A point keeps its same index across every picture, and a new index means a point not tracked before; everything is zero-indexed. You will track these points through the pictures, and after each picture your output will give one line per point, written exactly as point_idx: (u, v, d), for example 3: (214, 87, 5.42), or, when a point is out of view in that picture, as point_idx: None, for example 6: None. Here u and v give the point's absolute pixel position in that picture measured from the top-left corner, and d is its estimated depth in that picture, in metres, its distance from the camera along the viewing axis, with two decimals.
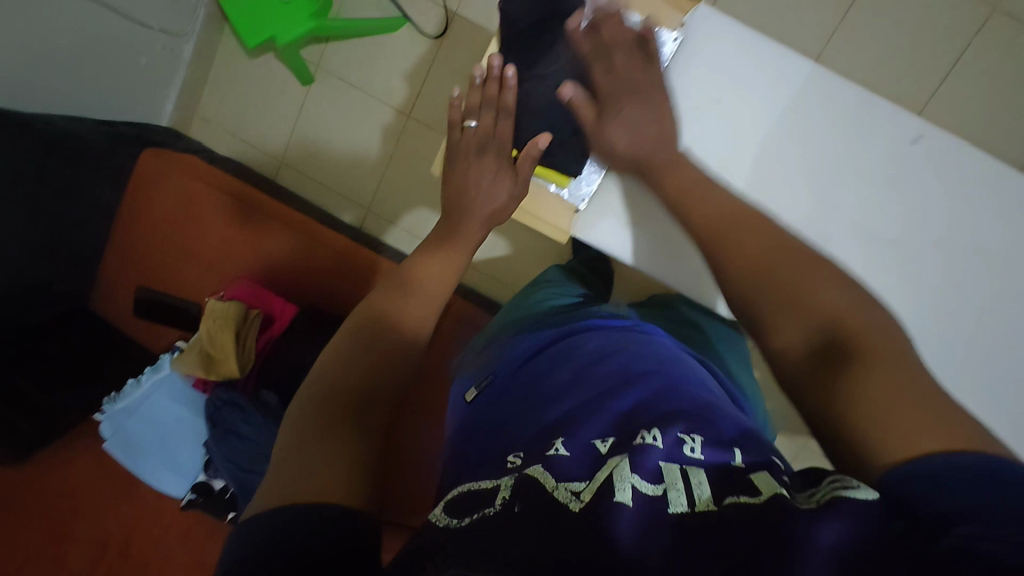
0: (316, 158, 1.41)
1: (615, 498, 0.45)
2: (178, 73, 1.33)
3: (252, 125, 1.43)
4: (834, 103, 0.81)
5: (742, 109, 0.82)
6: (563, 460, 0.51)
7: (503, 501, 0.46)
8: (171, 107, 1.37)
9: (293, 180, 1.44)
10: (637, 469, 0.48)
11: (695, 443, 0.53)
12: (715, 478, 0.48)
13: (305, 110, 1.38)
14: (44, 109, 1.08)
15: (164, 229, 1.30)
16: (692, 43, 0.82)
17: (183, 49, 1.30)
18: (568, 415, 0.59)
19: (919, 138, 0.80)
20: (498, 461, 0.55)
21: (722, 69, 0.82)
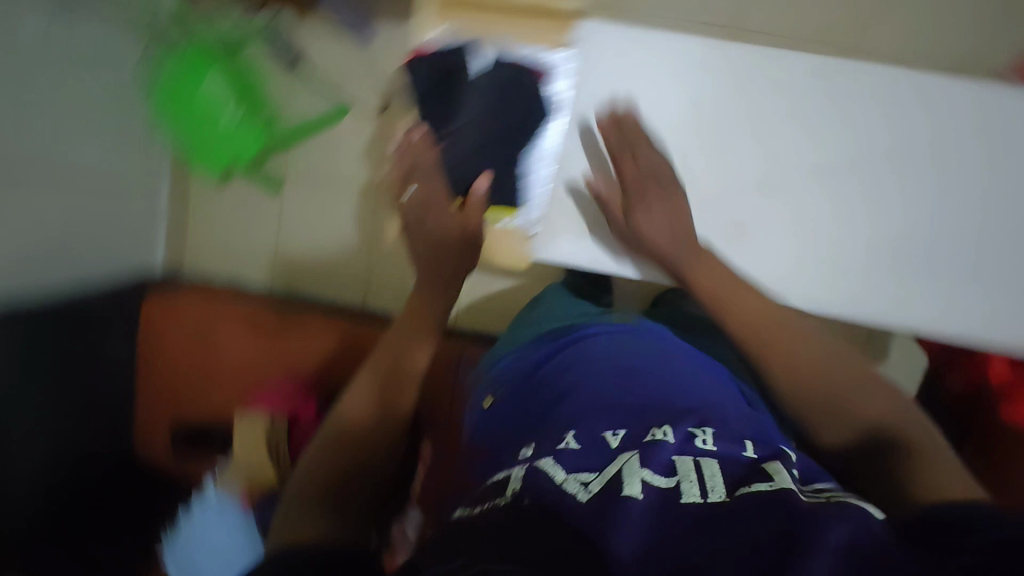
0: (310, 269, 1.42)
1: (624, 492, 0.50)
2: (159, 217, 1.40)
3: (239, 244, 1.44)
4: (755, 73, 0.93)
5: (659, 82, 0.94)
6: (570, 454, 0.57)
7: (512, 492, 0.52)
8: (160, 243, 1.41)
9: (306, 285, 1.44)
10: (646, 463, 0.54)
11: (705, 436, 0.59)
12: (727, 472, 0.53)
13: (284, 216, 1.40)
14: (47, 282, 1.16)
15: (190, 349, 1.29)
16: (587, 51, 0.94)
17: (158, 178, 1.36)
18: (569, 406, 0.67)
19: (820, 71, 0.92)
20: (514, 452, 0.63)
21: (622, 57, 0.94)
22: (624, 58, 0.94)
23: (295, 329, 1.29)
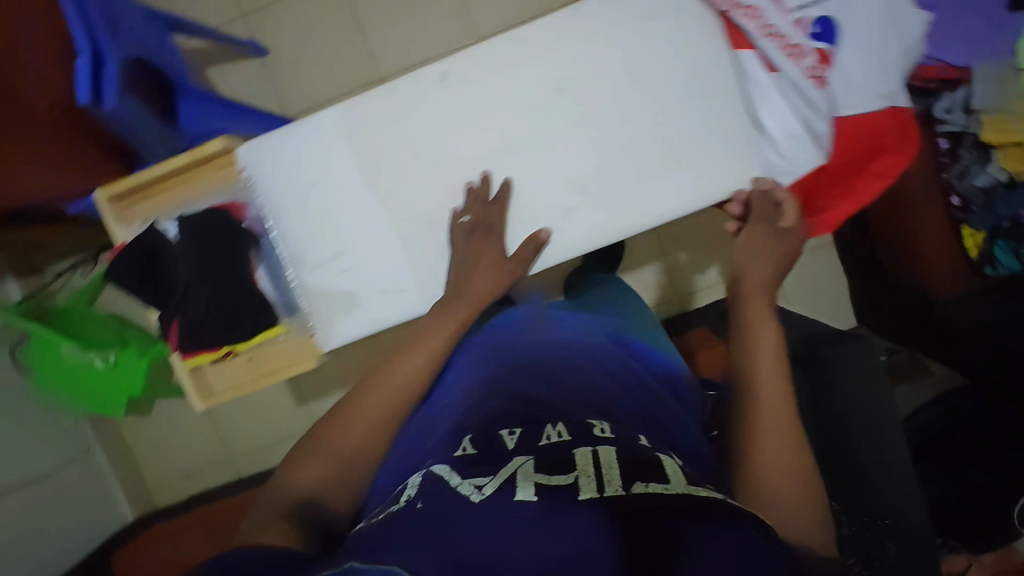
0: (253, 441, 1.48)
1: (518, 496, 0.48)
2: (111, 480, 1.42)
3: (188, 457, 1.49)
4: (394, 113, 0.71)
5: (342, 174, 0.71)
6: (467, 460, 0.55)
7: (406, 495, 0.51)
8: (126, 502, 1.43)
9: (251, 462, 1.49)
10: (541, 467, 0.53)
11: (603, 426, 0.60)
12: (626, 460, 0.53)
13: (220, 425, 1.48)
14: None
15: None
16: (259, 167, 0.71)
17: (98, 457, 1.40)
18: (490, 410, 0.63)
19: (446, 74, 0.70)
20: (449, 442, 0.59)
21: (280, 166, 0.71)
22: (296, 172, 0.71)
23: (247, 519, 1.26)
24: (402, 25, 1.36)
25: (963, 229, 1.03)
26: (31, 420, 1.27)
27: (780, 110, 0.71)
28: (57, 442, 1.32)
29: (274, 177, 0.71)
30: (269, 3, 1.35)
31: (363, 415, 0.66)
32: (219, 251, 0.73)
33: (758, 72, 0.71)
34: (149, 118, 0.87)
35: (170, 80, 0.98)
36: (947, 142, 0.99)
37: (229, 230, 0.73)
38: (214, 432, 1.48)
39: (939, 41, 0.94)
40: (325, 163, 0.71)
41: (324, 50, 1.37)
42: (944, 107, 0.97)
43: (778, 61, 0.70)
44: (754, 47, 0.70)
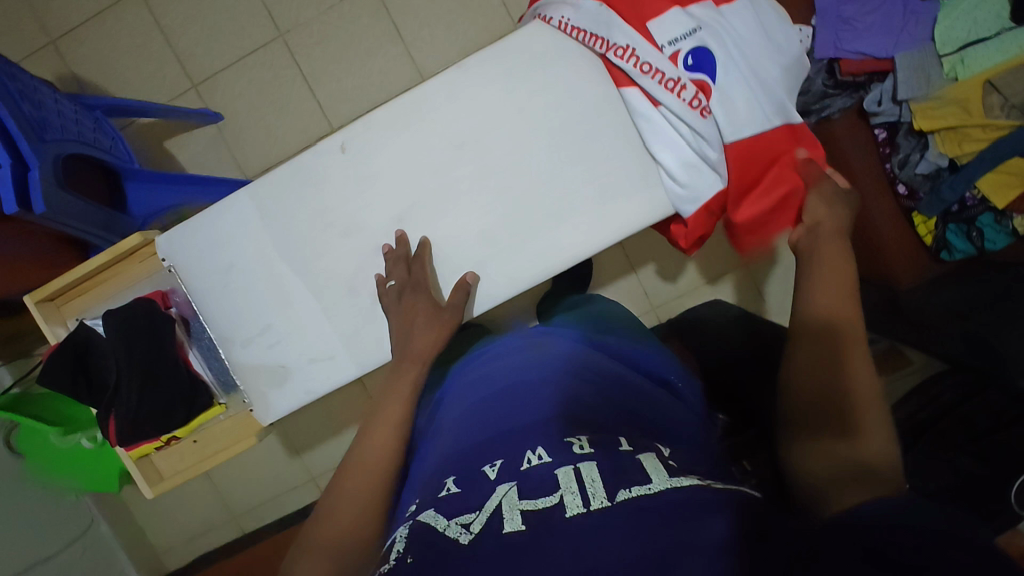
0: (252, 497, 1.49)
1: (505, 529, 0.47)
2: (118, 550, 1.44)
3: (192, 520, 1.51)
4: (308, 183, 0.75)
5: (259, 252, 0.76)
6: (450, 500, 0.53)
7: (398, 554, 0.48)
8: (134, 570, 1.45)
9: (255, 518, 1.50)
10: (524, 492, 0.50)
11: (581, 442, 0.56)
12: (607, 471, 0.51)
13: (219, 485, 1.49)
14: None
15: None
16: (182, 260, 0.76)
17: (102, 529, 1.43)
18: (470, 442, 0.61)
19: (345, 145, 0.75)
20: (434, 490, 0.56)
21: (204, 253, 0.76)
22: (218, 258, 0.76)
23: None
24: (348, 73, 1.39)
25: (914, 216, 1.01)
26: (31, 501, 1.30)
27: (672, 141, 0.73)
28: (58, 519, 1.35)
29: (198, 266, 0.76)
30: (218, 70, 1.39)
31: (354, 482, 0.64)
32: (141, 342, 0.76)
33: (644, 107, 0.73)
34: (97, 211, 0.92)
35: (115, 168, 1.04)
36: (884, 132, 1.00)
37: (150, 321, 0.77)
38: (214, 493, 1.49)
39: (859, 37, 0.94)
40: (242, 244, 0.76)
41: (277, 110, 1.40)
42: (874, 99, 0.97)
43: (657, 94, 0.71)
44: (635, 83, 0.73)
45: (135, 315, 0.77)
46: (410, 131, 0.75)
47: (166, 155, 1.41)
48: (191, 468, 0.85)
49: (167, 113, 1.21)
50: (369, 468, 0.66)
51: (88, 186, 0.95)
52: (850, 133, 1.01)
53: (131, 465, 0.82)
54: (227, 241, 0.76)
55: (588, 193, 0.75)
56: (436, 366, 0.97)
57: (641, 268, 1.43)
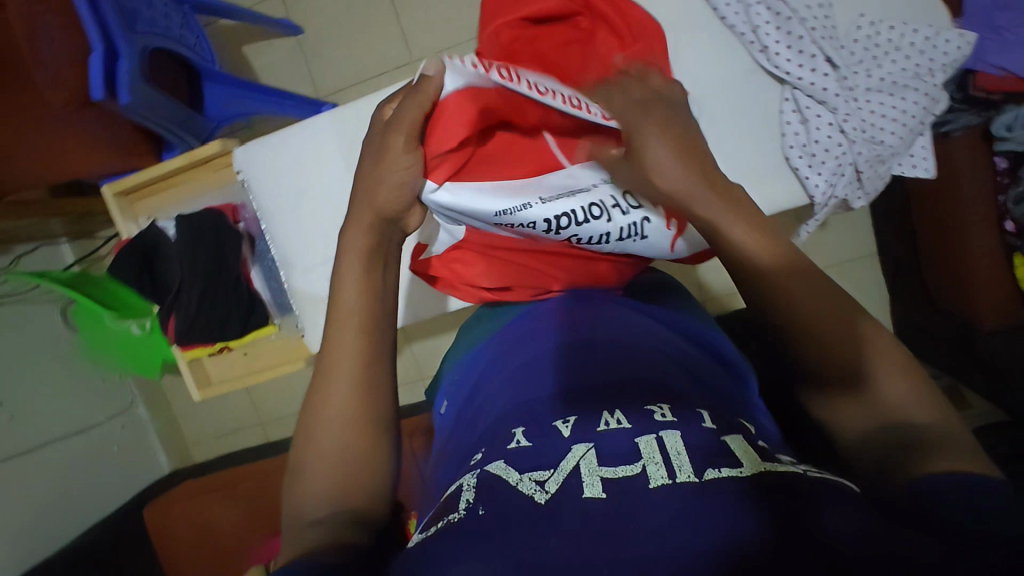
0: (277, 409, 1.52)
1: (585, 494, 0.39)
2: (151, 434, 1.52)
3: (220, 420, 1.57)
4: None
5: (336, 183, 0.75)
6: (523, 452, 0.45)
7: (469, 503, 0.42)
8: (164, 455, 1.53)
9: (279, 430, 1.54)
10: (604, 458, 0.42)
11: (664, 410, 0.47)
12: (697, 446, 0.42)
13: (250, 392, 1.53)
14: (67, 524, 1.26)
15: (198, 557, 1.28)
16: (258, 175, 0.76)
17: (140, 413, 1.50)
18: (507, 399, 0.55)
19: None
20: (503, 439, 0.48)
21: (288, 168, 0.75)
22: (296, 171, 0.75)
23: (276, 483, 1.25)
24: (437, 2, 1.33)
25: (1015, 257, 0.97)
26: (76, 376, 1.36)
27: (801, 135, 0.67)
28: (102, 397, 1.41)
29: (273, 180, 0.76)
30: None
31: (342, 376, 0.54)
32: (206, 251, 0.78)
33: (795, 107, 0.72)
34: (179, 111, 0.93)
35: (197, 68, 1.03)
36: (1006, 161, 0.95)
37: (218, 233, 0.79)
38: (245, 399, 1.54)
39: (1007, 50, 0.84)
40: (325, 170, 0.75)
41: (359, 31, 1.36)
42: (1005, 123, 0.90)
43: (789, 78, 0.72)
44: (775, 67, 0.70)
45: (205, 226, 0.79)
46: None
47: (245, 63, 1.40)
48: (237, 378, 0.88)
49: (247, 18, 1.19)
50: (348, 397, 0.54)
51: (169, 83, 0.94)
52: (969, 155, 0.96)
53: (186, 365, 0.86)
54: (304, 163, 0.75)
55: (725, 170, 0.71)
56: (462, 332, 0.84)
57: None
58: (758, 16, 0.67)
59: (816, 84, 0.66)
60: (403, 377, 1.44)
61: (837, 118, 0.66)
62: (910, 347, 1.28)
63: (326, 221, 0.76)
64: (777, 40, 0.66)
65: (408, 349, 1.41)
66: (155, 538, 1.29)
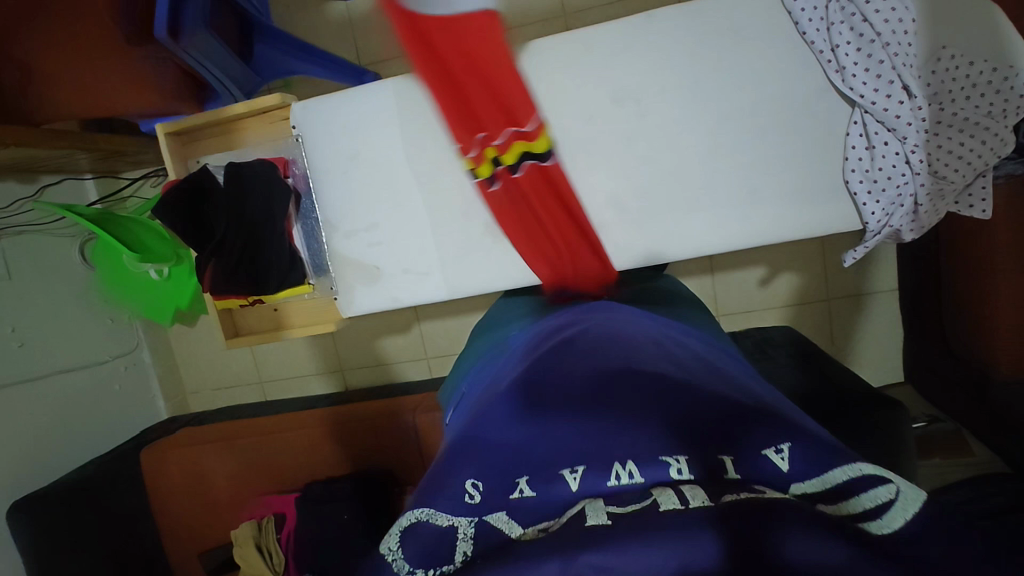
0: (278, 368, 1.51)
1: (587, 523, 0.38)
2: (152, 379, 1.51)
3: (220, 374, 1.55)
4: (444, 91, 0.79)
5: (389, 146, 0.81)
6: (527, 506, 0.43)
7: (466, 557, 0.42)
8: (163, 401, 1.52)
9: (279, 391, 1.53)
10: (610, 502, 0.41)
11: (682, 465, 0.43)
12: (712, 490, 0.41)
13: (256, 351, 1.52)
14: (60, 459, 1.26)
15: (190, 504, 1.30)
16: (314, 131, 0.83)
17: (142, 356, 1.49)
18: (509, 419, 0.49)
19: None
20: (506, 481, 0.44)
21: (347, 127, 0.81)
22: (353, 129, 0.81)
23: (271, 439, 1.25)
24: None
25: None
26: (85, 312, 1.36)
27: (865, 160, 0.74)
28: (108, 336, 1.41)
29: (328, 140, 0.82)
30: None
31: None
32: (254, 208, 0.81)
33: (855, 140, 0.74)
34: (231, 60, 0.92)
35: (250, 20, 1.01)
36: None
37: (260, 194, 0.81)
38: (248, 357, 1.52)
39: None
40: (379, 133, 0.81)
41: None
42: None
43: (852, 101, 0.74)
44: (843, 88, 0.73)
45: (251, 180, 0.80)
46: (583, 69, 0.78)
47: (294, 25, 1.39)
48: (268, 333, 0.94)
49: None
50: None
51: (225, 30, 0.94)
52: (1008, 207, 0.94)
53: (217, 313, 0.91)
54: (363, 125, 0.81)
55: (755, 190, 0.78)
56: (481, 336, 0.85)
57: (720, 273, 1.31)
58: (839, 36, 0.71)
59: (889, 110, 0.70)
60: (408, 354, 1.43)
61: (906, 148, 0.71)
62: (918, 385, 1.28)
63: (378, 183, 0.83)
64: (856, 61, 0.71)
65: (417, 327, 1.41)
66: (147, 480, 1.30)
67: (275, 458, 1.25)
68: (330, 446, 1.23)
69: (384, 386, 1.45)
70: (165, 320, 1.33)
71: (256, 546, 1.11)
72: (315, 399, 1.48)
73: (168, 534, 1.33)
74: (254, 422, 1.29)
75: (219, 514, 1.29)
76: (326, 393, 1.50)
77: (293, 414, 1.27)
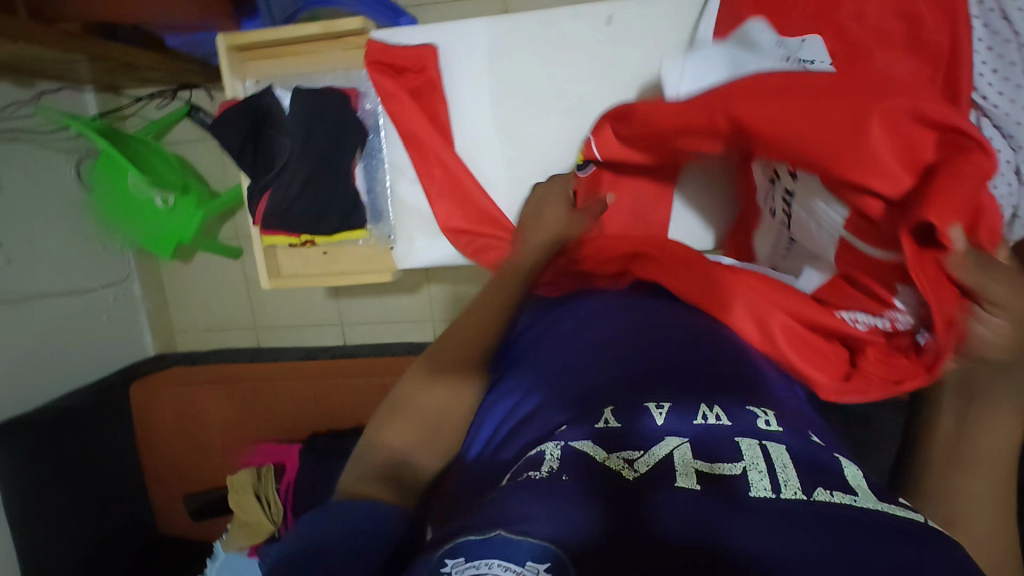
0: (274, 315, 1.45)
1: (677, 483, 0.34)
2: (140, 312, 1.44)
3: (211, 314, 1.48)
4: (531, 35, 0.78)
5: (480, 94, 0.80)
6: (612, 431, 0.40)
7: (551, 466, 0.36)
8: (150, 336, 1.46)
9: (273, 339, 1.47)
10: (703, 451, 0.37)
11: (768, 418, 0.42)
12: (803, 460, 0.36)
13: (253, 298, 1.45)
14: (38, 383, 1.19)
15: (176, 442, 1.25)
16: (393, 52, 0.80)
17: (132, 288, 1.42)
18: (587, 393, 0.46)
19: (610, 20, 0.76)
20: (585, 419, 0.42)
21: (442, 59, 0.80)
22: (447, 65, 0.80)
23: (274, 388, 1.21)
24: None
25: None
26: (77, 234, 1.28)
27: None
28: (99, 263, 1.33)
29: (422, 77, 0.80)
30: None
31: None
32: (321, 132, 0.83)
33: None
34: None
35: None
36: None
37: (331, 123, 0.83)
38: (243, 301, 1.46)
39: None
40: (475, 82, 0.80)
41: None
42: None
43: None
44: None
45: (328, 105, 0.83)
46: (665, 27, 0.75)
47: None
48: (311, 275, 0.92)
49: None
50: None
51: None
52: None
53: (262, 252, 0.89)
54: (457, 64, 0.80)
55: None
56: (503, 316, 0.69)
57: None
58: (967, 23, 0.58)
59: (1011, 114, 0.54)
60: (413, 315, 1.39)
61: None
62: None
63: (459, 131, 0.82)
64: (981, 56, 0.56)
65: (425, 287, 1.36)
66: (135, 414, 1.25)
67: (275, 406, 1.21)
68: (335, 401, 1.19)
69: (385, 344, 1.40)
70: (165, 253, 1.25)
71: (253, 494, 1.07)
72: (314, 352, 1.43)
73: (153, 473, 1.29)
74: (256, 368, 1.26)
75: (210, 457, 1.25)
76: (324, 348, 1.44)
77: (301, 364, 1.24)
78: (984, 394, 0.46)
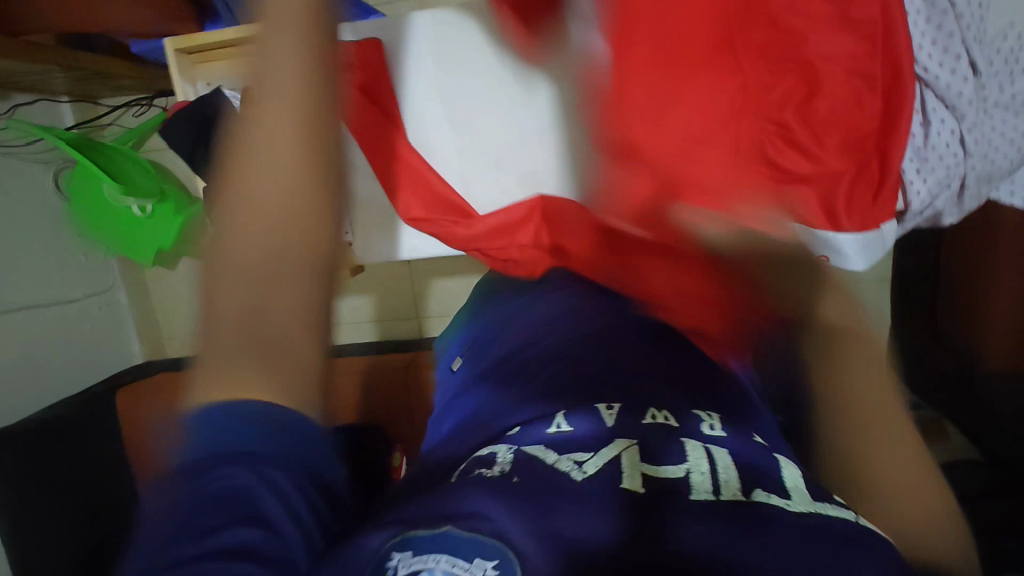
0: None
1: (622, 485, 0.34)
2: (127, 318, 1.45)
3: None
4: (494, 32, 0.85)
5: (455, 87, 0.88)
6: (562, 435, 0.40)
7: (502, 468, 0.36)
8: (138, 343, 1.47)
9: None
10: (648, 452, 0.37)
11: (713, 422, 0.43)
12: (745, 465, 0.37)
13: None
14: (24, 394, 1.20)
15: None
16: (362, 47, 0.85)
17: (118, 296, 1.42)
18: (541, 394, 0.47)
19: None
20: (535, 422, 0.43)
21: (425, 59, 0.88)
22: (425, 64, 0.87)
23: None
24: None
25: None
26: (58, 244, 1.29)
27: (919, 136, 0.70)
28: (82, 273, 1.34)
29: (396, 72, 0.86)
30: None
31: None
32: None
33: None
34: None
35: None
36: None
37: None
38: None
39: None
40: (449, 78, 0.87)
41: None
42: None
43: None
44: None
45: None
46: None
47: None
48: None
49: None
50: None
51: None
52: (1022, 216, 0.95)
53: None
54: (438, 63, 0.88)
55: None
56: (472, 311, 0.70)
57: None
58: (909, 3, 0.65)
59: None
60: (398, 314, 1.38)
61: (960, 127, 0.69)
62: None
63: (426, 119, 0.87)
64: None
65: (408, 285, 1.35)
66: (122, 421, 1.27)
67: None
68: None
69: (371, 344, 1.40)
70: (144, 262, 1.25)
71: None
72: None
73: None
74: None
75: None
76: None
77: None
78: (841, 349, 0.44)
